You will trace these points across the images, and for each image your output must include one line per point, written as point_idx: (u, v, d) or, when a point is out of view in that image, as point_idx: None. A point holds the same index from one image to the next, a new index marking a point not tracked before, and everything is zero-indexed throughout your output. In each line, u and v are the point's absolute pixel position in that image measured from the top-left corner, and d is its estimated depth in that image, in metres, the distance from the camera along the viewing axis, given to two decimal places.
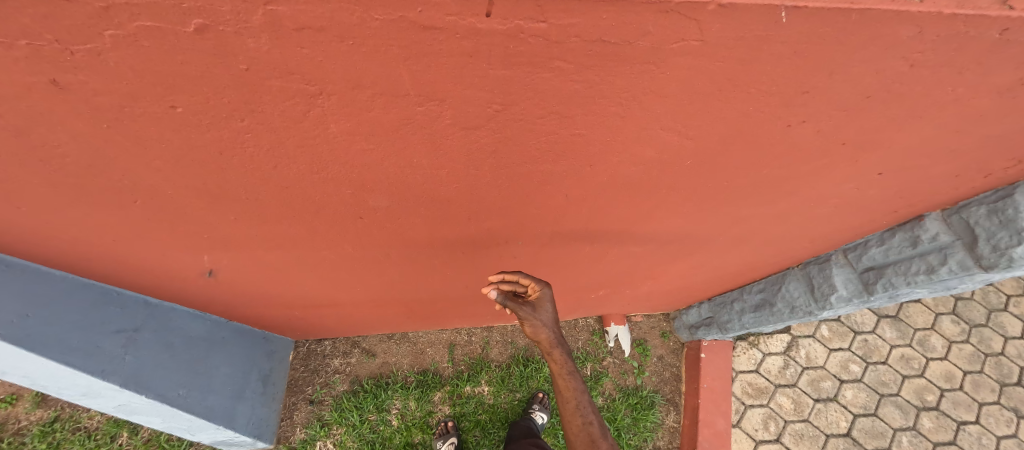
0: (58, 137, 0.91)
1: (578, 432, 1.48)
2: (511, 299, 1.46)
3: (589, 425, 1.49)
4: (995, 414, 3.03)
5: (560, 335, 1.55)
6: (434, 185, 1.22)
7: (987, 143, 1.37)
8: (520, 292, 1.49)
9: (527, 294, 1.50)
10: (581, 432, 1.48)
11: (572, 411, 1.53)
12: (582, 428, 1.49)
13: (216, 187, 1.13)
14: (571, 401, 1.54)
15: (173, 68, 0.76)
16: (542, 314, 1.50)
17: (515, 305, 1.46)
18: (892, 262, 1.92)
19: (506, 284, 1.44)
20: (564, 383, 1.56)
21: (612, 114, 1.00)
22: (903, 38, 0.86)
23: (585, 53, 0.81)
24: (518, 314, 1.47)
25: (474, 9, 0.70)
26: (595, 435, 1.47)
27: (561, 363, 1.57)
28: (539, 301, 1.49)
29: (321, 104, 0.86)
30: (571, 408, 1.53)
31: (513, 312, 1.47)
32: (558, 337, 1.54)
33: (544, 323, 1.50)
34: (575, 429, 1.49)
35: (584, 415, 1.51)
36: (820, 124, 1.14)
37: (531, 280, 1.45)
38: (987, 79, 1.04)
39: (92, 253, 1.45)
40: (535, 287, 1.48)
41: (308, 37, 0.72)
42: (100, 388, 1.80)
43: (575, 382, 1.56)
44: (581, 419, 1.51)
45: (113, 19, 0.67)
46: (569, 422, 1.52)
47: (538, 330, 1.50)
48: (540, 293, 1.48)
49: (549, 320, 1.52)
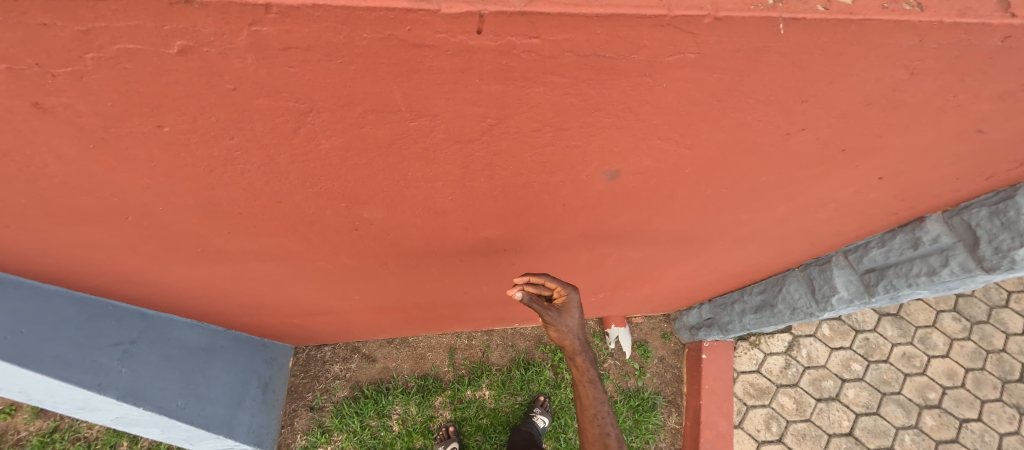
0: (44, 158, 0.89)
1: (593, 442, 1.47)
2: (538, 302, 1.42)
3: (605, 436, 1.47)
4: (998, 412, 3.02)
5: (586, 341, 1.52)
6: (429, 197, 1.20)
7: (989, 147, 1.35)
8: (547, 296, 1.45)
9: (553, 298, 1.47)
10: (597, 442, 1.47)
11: (590, 420, 1.51)
12: (598, 438, 1.47)
13: (208, 203, 1.11)
14: (590, 409, 1.52)
15: (158, 89, 0.74)
16: (569, 320, 1.46)
17: (541, 307, 1.42)
18: (893, 264, 1.91)
19: (532, 286, 1.42)
20: (586, 391, 1.55)
21: (608, 125, 0.98)
22: (903, 47, 0.85)
23: (579, 67, 0.79)
24: (544, 318, 1.44)
25: (465, 27, 0.68)
26: (611, 446, 1.45)
27: (584, 371, 1.54)
28: (566, 306, 1.45)
29: (311, 121, 0.85)
30: (589, 417, 1.51)
31: (539, 316, 1.43)
32: (582, 345, 1.51)
33: (570, 329, 1.47)
34: (591, 438, 1.48)
35: (602, 425, 1.49)
36: (820, 131, 1.12)
37: (558, 284, 1.42)
38: (989, 85, 1.03)
39: (85, 268, 1.44)
40: (561, 291, 1.45)
41: (295, 56, 0.70)
42: (97, 402, 1.78)
43: (596, 391, 1.54)
44: (599, 429, 1.49)
45: (93, 42, 0.65)
46: (587, 431, 1.50)
47: (563, 336, 1.47)
48: (568, 297, 1.44)
49: (575, 326, 1.48)
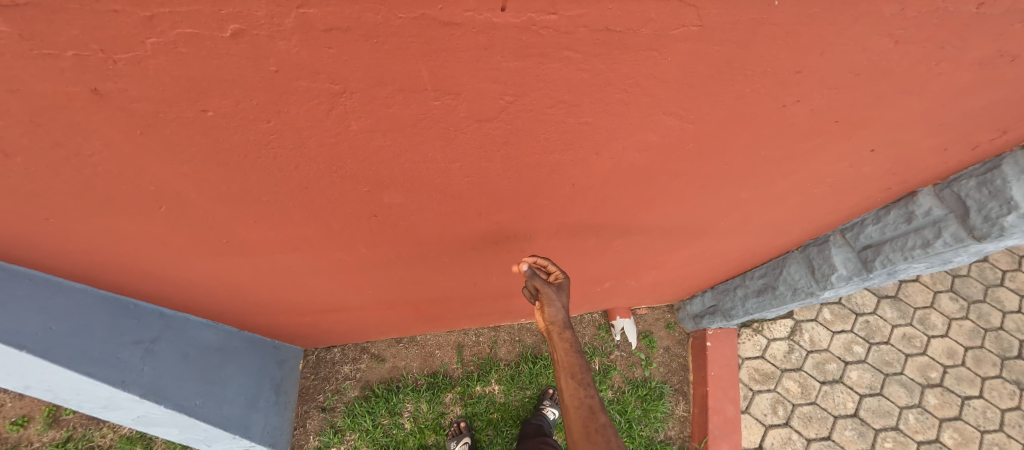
0: (91, 146, 0.95)
1: (577, 406, 1.42)
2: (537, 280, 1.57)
3: (589, 398, 1.44)
4: (999, 388, 3.08)
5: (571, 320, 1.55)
6: (445, 180, 1.26)
7: (975, 116, 1.43)
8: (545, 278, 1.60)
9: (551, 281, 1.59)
10: (581, 406, 1.42)
11: (574, 386, 1.45)
12: (583, 401, 1.43)
13: (237, 191, 1.17)
14: (574, 377, 1.47)
15: (208, 73, 0.81)
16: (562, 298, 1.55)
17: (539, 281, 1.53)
18: (889, 239, 1.97)
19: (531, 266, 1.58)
20: (569, 361, 1.50)
21: (618, 101, 1.05)
22: (887, 16, 0.94)
23: (592, 42, 0.87)
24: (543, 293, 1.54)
25: (490, 4, 0.76)
26: (595, 408, 1.42)
27: (569, 342, 1.52)
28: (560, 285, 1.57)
29: (343, 103, 0.91)
30: (572, 382, 1.46)
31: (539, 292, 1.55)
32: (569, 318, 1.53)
33: (565, 303, 1.53)
34: (574, 403, 1.43)
35: (586, 388, 1.45)
36: (813, 103, 1.19)
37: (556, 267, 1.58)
38: (969, 53, 1.11)
39: (112, 264, 1.49)
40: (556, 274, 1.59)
41: (336, 37, 0.77)
42: (119, 399, 1.82)
43: (580, 360, 1.50)
44: (583, 392, 1.45)
45: (156, 27, 0.72)
46: (570, 397, 1.45)
47: (556, 310, 1.52)
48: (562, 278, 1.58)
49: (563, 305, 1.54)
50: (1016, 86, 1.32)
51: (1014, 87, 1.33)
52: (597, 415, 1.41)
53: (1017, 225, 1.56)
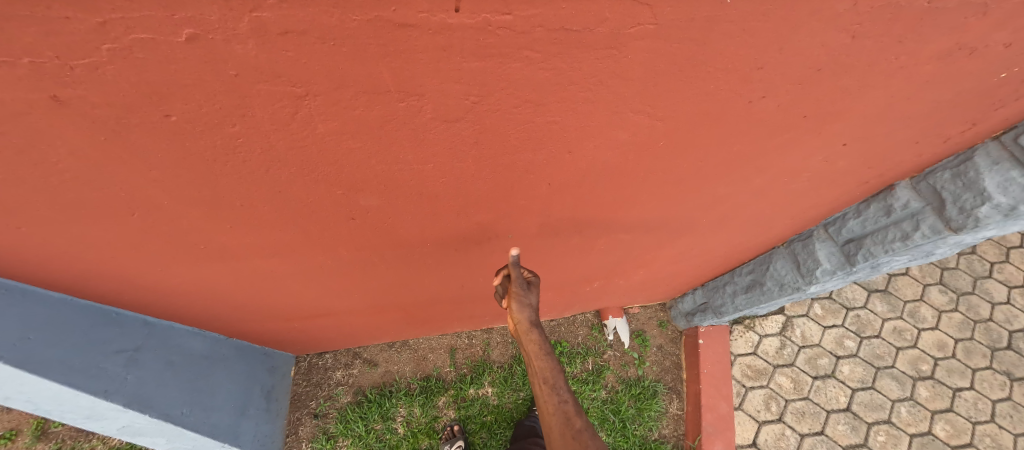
0: (58, 154, 0.95)
1: (552, 412, 1.42)
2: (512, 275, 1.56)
3: (564, 403, 1.44)
4: (989, 379, 3.10)
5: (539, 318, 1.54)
6: (421, 181, 1.27)
7: (941, 108, 1.45)
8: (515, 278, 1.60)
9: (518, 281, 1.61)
10: (556, 412, 1.42)
11: (547, 391, 1.46)
12: (558, 406, 1.43)
13: (211, 197, 1.18)
14: (546, 381, 1.48)
15: (167, 77, 0.81)
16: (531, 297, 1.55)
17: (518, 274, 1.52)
18: (870, 233, 1.99)
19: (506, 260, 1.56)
20: (540, 364, 1.51)
21: (584, 100, 1.06)
22: (840, 12, 0.96)
23: (550, 41, 0.88)
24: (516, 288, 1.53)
25: (443, 5, 0.77)
26: (571, 413, 1.42)
27: (538, 344, 1.52)
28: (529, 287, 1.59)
29: (308, 105, 0.91)
30: (545, 387, 1.47)
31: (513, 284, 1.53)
32: (537, 317, 1.53)
33: (531, 303, 1.54)
34: (550, 410, 1.43)
35: (560, 394, 1.45)
36: (779, 99, 1.20)
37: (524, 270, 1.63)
38: (927, 46, 1.13)
39: (91, 272, 1.49)
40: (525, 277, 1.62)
41: (292, 40, 0.78)
42: (102, 409, 1.80)
43: (551, 363, 1.51)
44: (557, 397, 1.44)
45: (109, 33, 0.73)
46: (545, 404, 1.45)
47: (523, 309, 1.52)
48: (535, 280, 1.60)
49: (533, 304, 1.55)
50: (980, 78, 1.34)
51: (978, 80, 1.35)
52: (572, 420, 1.40)
53: (990, 215, 1.58)
